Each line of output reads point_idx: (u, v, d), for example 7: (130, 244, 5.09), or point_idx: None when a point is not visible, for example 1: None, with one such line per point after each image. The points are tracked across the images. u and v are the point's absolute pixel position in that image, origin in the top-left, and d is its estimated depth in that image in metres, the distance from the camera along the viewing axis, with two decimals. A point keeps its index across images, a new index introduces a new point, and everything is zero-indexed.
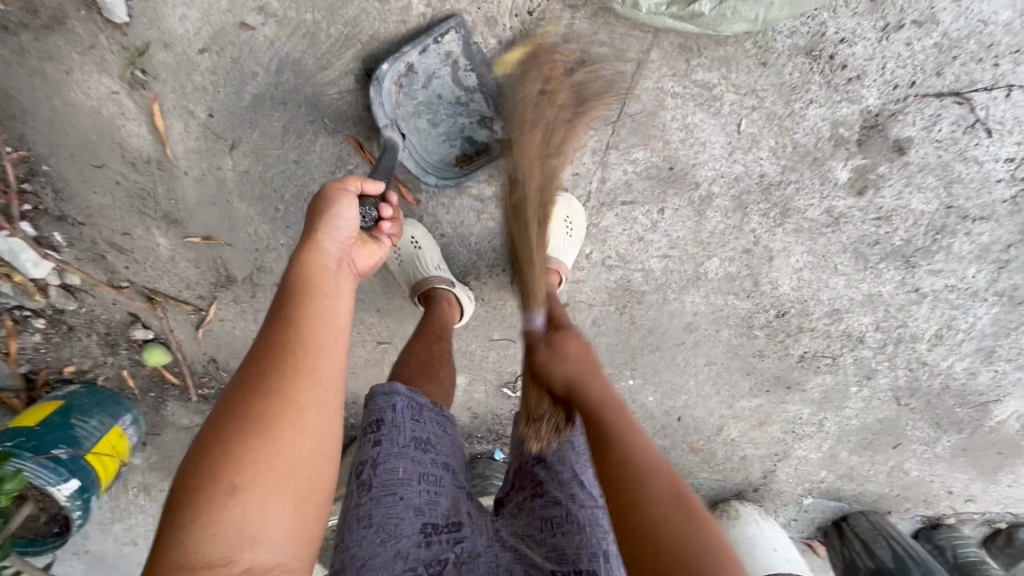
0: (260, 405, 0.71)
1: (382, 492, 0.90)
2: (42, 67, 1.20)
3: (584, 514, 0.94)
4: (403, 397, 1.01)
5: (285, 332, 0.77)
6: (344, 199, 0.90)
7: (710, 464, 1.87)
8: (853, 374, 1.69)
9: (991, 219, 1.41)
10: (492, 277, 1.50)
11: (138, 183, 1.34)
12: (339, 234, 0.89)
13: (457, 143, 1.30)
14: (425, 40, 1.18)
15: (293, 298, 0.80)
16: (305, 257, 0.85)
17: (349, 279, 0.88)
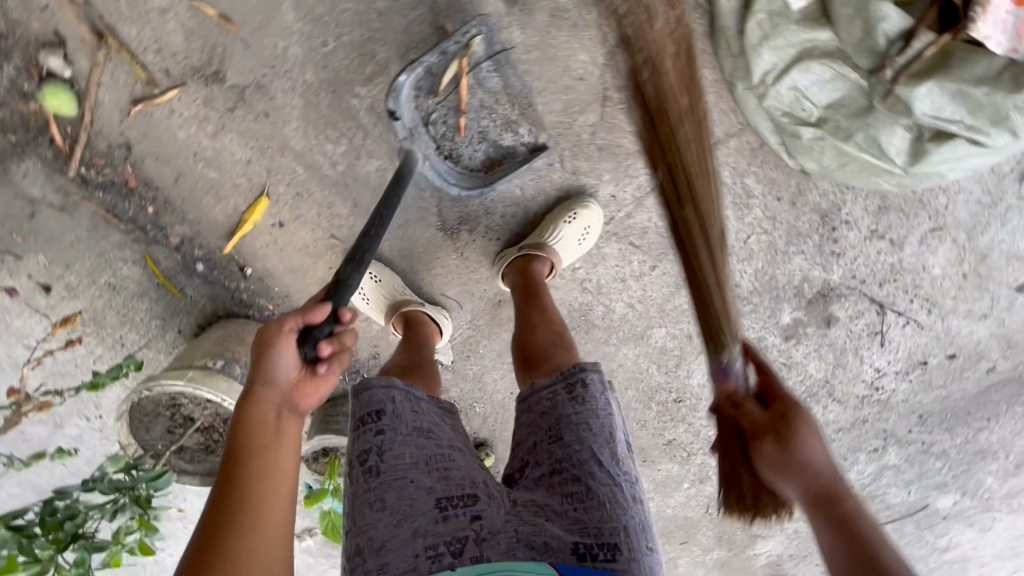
0: (221, 536, 0.81)
1: (390, 477, 0.94)
2: None
3: (603, 492, 0.98)
4: (399, 390, 1.02)
5: (242, 471, 0.86)
6: (285, 341, 0.93)
7: None
8: (693, 474, 1.95)
9: (842, 405, 1.79)
10: (481, 239, 1.45)
11: None
12: (280, 381, 0.94)
13: (480, 148, 1.32)
14: (444, 44, 1.18)
15: (245, 455, 0.88)
16: (249, 420, 0.90)
17: (292, 425, 0.94)
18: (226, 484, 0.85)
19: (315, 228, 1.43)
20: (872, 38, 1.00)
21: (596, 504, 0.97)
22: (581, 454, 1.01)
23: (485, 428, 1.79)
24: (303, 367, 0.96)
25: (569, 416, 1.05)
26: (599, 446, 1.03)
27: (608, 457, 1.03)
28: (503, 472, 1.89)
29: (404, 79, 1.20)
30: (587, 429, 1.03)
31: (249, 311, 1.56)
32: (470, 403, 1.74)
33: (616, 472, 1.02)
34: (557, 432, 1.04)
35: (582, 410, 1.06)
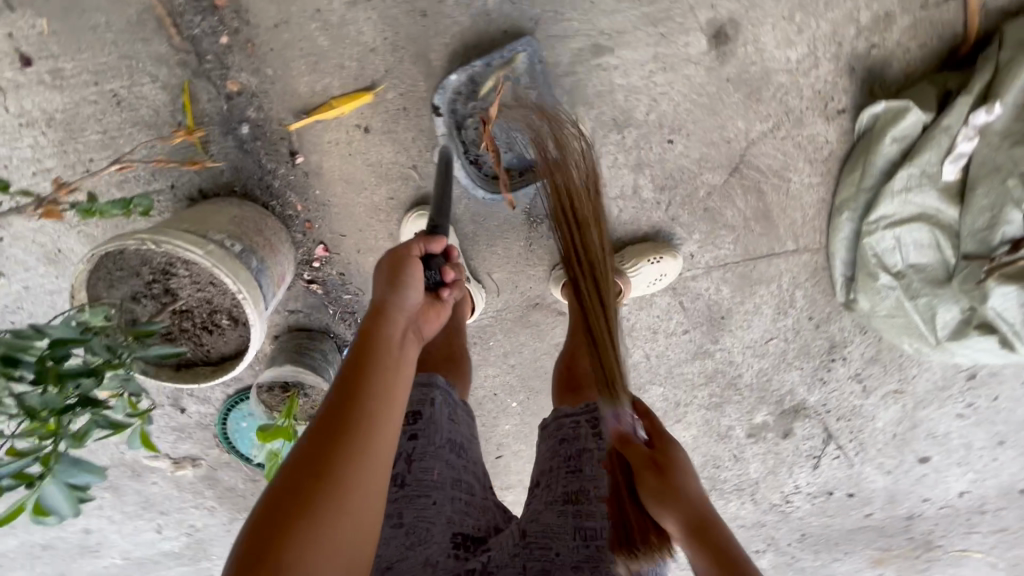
0: (354, 439, 0.75)
1: (413, 493, 0.87)
2: None
3: (615, 532, 0.87)
4: (440, 392, 0.97)
5: (353, 388, 0.79)
6: (413, 263, 0.89)
7: None
8: None
9: (754, 504, 1.99)
10: (554, 240, 1.40)
11: None
12: (408, 304, 0.89)
13: (509, 156, 1.29)
14: (492, 58, 1.16)
15: (370, 377, 0.80)
16: (371, 333, 0.84)
17: (413, 348, 0.88)
18: (336, 397, 0.78)
19: (399, 150, 1.27)
20: (990, 233, 1.10)
21: (605, 545, 0.86)
22: (593, 491, 0.91)
23: None
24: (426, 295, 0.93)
25: (586, 452, 0.96)
26: (616, 484, 0.92)
27: (624, 499, 0.91)
28: None
29: (440, 97, 1.20)
30: (608, 460, 0.93)
31: (271, 201, 1.33)
32: None
33: (629, 514, 0.90)
34: (575, 465, 0.95)
35: (594, 448, 0.96)
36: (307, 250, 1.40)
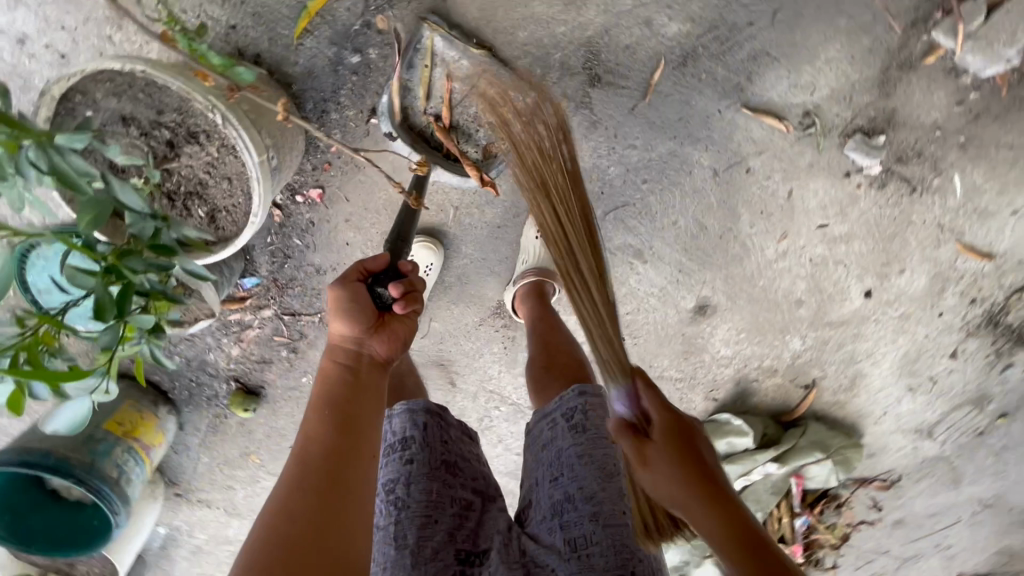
0: (327, 474, 0.82)
1: (415, 515, 0.89)
2: (873, 25, 1.13)
3: (609, 534, 0.85)
4: (418, 409, 0.95)
5: (324, 429, 0.86)
6: (342, 287, 0.98)
7: (222, 464, 1.77)
8: None
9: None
10: (497, 337, 1.53)
11: (729, 39, 1.14)
12: (359, 321, 0.96)
13: (482, 132, 1.21)
14: (404, 58, 1.14)
15: (342, 410, 0.88)
16: (330, 373, 0.94)
17: (380, 379, 0.96)
18: (308, 441, 0.85)
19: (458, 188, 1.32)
20: None
21: (601, 546, 0.85)
22: (581, 496, 0.88)
23: (284, 391, 1.61)
24: (379, 310, 0.99)
25: (567, 450, 0.92)
26: (607, 481, 0.89)
27: (618, 493, 0.89)
28: (236, 420, 1.67)
29: (386, 122, 1.20)
30: (596, 454, 0.91)
31: (314, 122, 1.21)
32: (308, 371, 1.58)
33: (625, 508, 0.88)
34: (559, 470, 0.92)
35: (582, 442, 0.92)
36: (302, 182, 1.30)
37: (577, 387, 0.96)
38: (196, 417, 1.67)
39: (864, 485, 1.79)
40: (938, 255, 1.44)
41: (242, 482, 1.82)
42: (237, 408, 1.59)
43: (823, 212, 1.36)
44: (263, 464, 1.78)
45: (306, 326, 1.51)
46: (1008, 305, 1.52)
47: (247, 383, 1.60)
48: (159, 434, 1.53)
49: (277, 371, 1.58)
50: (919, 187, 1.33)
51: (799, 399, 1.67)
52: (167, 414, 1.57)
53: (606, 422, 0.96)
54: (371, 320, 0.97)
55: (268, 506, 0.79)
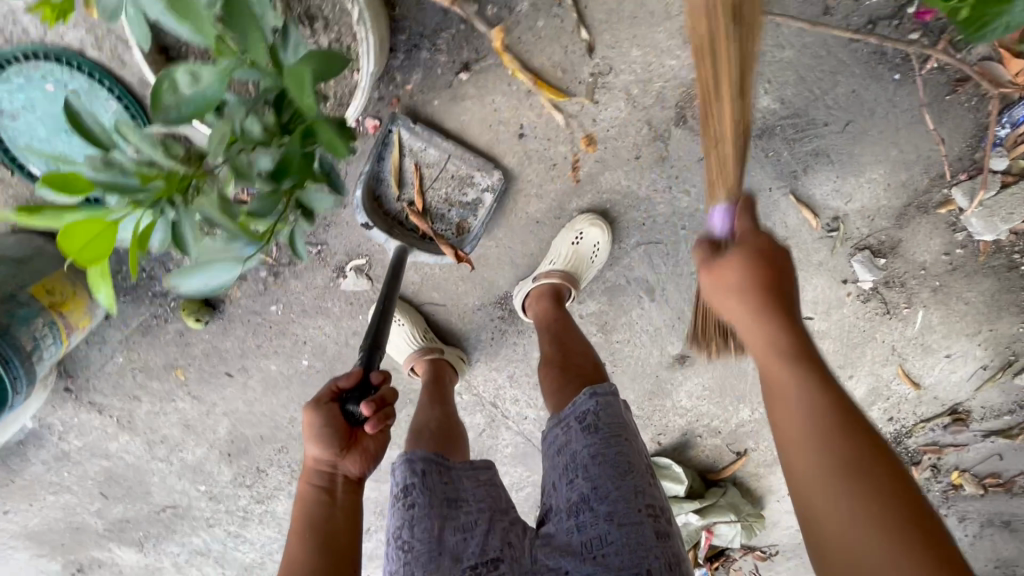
0: None
1: (419, 555, 0.99)
2: (915, 166, 1.28)
3: (624, 531, 0.93)
4: (418, 459, 1.09)
5: (309, 553, 0.90)
6: (315, 410, 0.95)
7: (138, 370, 1.58)
8: (214, 489, 1.85)
9: None
10: (488, 325, 1.51)
11: (803, 132, 1.24)
12: (320, 443, 0.95)
13: (453, 212, 1.32)
14: (374, 150, 1.25)
15: (316, 538, 0.92)
16: (305, 497, 0.96)
17: (348, 496, 0.98)
18: (292, 566, 0.90)
19: (512, 171, 1.29)
20: None
21: (616, 545, 0.92)
22: (596, 496, 0.96)
23: (245, 312, 1.48)
24: (347, 420, 0.95)
25: (580, 453, 1.01)
26: (621, 479, 0.97)
27: (632, 490, 0.97)
28: (175, 326, 1.49)
29: (362, 212, 1.27)
30: (604, 456, 0.99)
31: (401, 53, 1.15)
32: (281, 299, 1.46)
33: (641, 507, 0.96)
34: (574, 471, 1.00)
35: (595, 442, 1.00)
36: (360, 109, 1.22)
37: (589, 390, 1.07)
38: (130, 310, 1.47)
39: (749, 553, 1.97)
40: (880, 373, 1.65)
41: (153, 396, 1.63)
42: (188, 315, 1.42)
43: (812, 306, 1.50)
44: (186, 382, 1.60)
45: (298, 254, 1.40)
46: (911, 428, 1.78)
47: (206, 292, 1.44)
48: (86, 317, 1.31)
49: (246, 290, 1.45)
50: (891, 312, 1.51)
51: (727, 464, 1.79)
52: (101, 298, 1.37)
53: (623, 421, 1.04)
54: (341, 443, 0.95)
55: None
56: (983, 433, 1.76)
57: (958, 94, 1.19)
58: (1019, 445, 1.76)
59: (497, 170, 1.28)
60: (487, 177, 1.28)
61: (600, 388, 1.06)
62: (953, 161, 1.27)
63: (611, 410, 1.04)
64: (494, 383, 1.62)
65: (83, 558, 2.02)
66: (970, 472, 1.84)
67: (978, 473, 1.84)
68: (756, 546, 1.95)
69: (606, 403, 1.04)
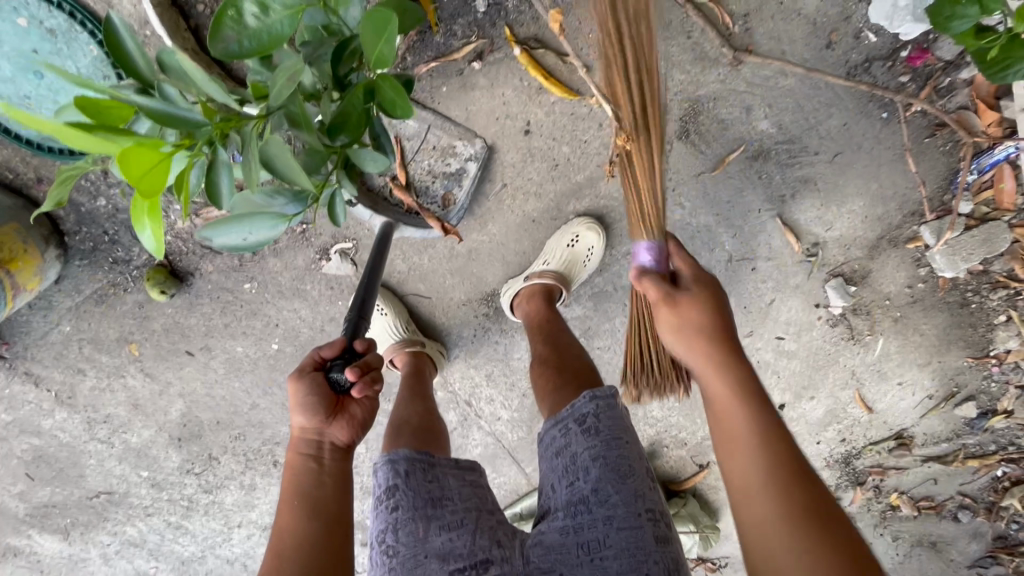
0: (315, 555, 0.88)
1: (404, 559, 0.97)
2: (889, 201, 1.36)
3: (622, 537, 0.93)
4: (397, 457, 1.05)
5: (299, 518, 0.91)
6: (299, 379, 0.94)
7: (86, 341, 1.45)
8: (157, 475, 1.73)
9: None
10: (471, 322, 1.49)
11: (795, 159, 1.30)
12: (304, 416, 0.94)
13: (438, 184, 1.29)
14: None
15: (307, 503, 0.93)
16: (295, 465, 0.96)
17: (335, 460, 0.97)
18: (283, 532, 0.91)
19: (513, 167, 1.28)
20: None
21: (615, 550, 0.92)
22: (595, 498, 0.96)
23: (215, 289, 1.39)
24: (332, 390, 0.94)
25: (581, 455, 1.00)
26: (620, 483, 0.97)
27: (635, 496, 0.96)
28: (134, 296, 1.39)
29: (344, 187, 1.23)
30: (604, 461, 0.98)
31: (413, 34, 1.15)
32: (256, 277, 1.38)
33: (643, 511, 0.95)
34: (575, 474, 1.00)
35: (595, 444, 1.00)
36: None
37: (589, 392, 1.05)
38: (85, 275, 1.35)
39: (700, 564, 2.01)
40: (840, 395, 1.72)
41: (100, 371, 1.50)
42: (152, 286, 1.31)
43: (785, 326, 1.56)
44: (140, 358, 1.49)
45: (280, 231, 1.33)
46: (861, 449, 1.87)
47: (175, 263, 1.35)
48: (36, 278, 1.20)
49: (219, 265, 1.36)
50: (855, 337, 1.59)
51: (690, 475, 1.82)
52: (54, 260, 1.25)
53: (624, 422, 1.03)
54: (329, 408, 0.95)
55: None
56: (923, 458, 1.88)
57: (935, 138, 1.28)
58: (953, 471, 1.89)
59: (479, 139, 1.25)
60: (469, 146, 1.25)
61: (601, 391, 1.05)
62: (923, 200, 1.36)
63: (611, 413, 1.03)
64: (471, 381, 1.59)
65: None
66: (907, 495, 1.96)
67: (914, 496, 1.96)
68: (709, 557, 2.00)
69: (607, 405, 1.03)
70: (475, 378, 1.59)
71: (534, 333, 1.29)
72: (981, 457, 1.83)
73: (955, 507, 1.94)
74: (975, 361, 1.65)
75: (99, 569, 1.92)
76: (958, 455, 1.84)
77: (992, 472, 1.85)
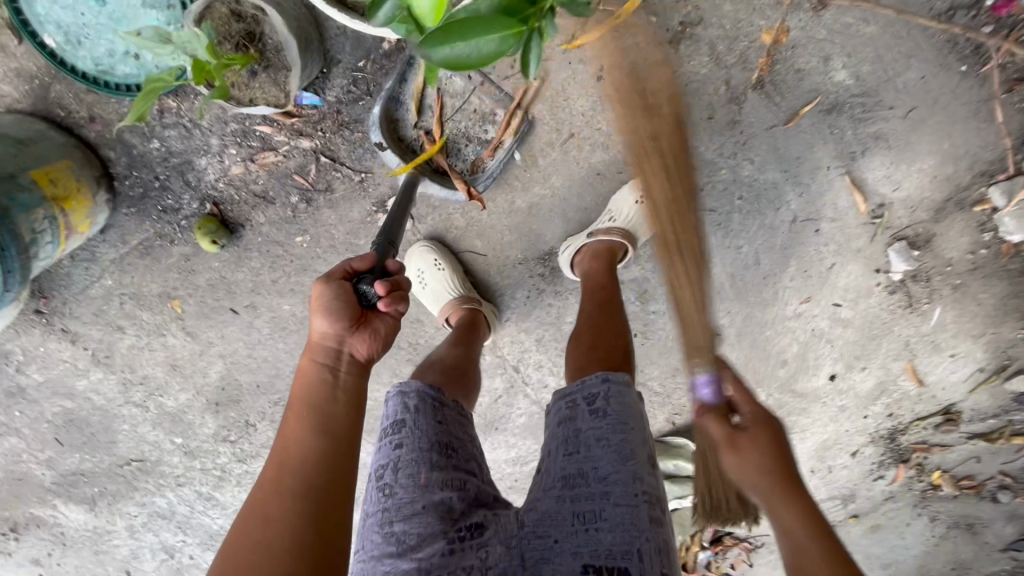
0: (313, 473, 0.77)
1: (402, 503, 0.88)
2: (961, 160, 1.33)
3: (618, 512, 0.82)
4: (410, 395, 0.97)
5: (304, 429, 0.80)
6: (324, 284, 0.86)
7: (128, 296, 1.40)
8: (191, 443, 1.67)
9: None
10: (524, 283, 1.45)
11: (869, 113, 1.27)
12: (324, 321, 0.85)
13: (470, 148, 1.27)
14: (397, 70, 1.21)
15: (314, 414, 0.81)
16: (307, 373, 0.85)
17: (352, 375, 0.86)
18: (289, 442, 0.80)
19: (581, 117, 1.26)
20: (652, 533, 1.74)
21: (609, 522, 0.82)
22: (593, 473, 0.85)
23: (265, 242, 1.34)
24: (355, 304, 0.86)
25: (584, 432, 0.89)
26: (620, 463, 0.85)
27: (632, 476, 0.85)
28: (183, 248, 1.34)
29: (376, 131, 1.23)
30: (601, 441, 0.87)
31: None
32: (309, 230, 1.33)
33: (636, 491, 0.84)
34: (574, 447, 0.89)
35: (601, 426, 0.88)
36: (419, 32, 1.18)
37: (601, 374, 0.95)
38: (132, 224, 1.30)
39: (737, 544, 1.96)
40: (891, 366, 1.67)
41: (140, 329, 1.45)
42: (204, 235, 1.27)
43: (844, 292, 1.52)
44: (182, 316, 1.44)
45: (337, 180, 1.29)
46: (907, 424, 1.78)
47: (226, 213, 1.30)
48: (88, 223, 1.17)
49: (271, 216, 1.31)
50: (912, 307, 1.55)
51: None
52: (104, 204, 1.21)
53: (634, 409, 0.91)
54: (354, 316, 0.85)
55: (240, 517, 0.75)
56: (968, 435, 1.79)
57: (1014, 94, 1.25)
58: (997, 449, 1.81)
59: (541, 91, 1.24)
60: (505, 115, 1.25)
61: (614, 374, 0.94)
62: (995, 160, 1.32)
63: (625, 396, 0.92)
64: (520, 347, 1.55)
65: (22, 514, 1.79)
66: (949, 473, 1.87)
67: (957, 475, 1.87)
68: (749, 538, 1.95)
69: (619, 392, 0.92)
70: (524, 344, 1.54)
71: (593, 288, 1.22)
72: None
73: (996, 488, 1.87)
74: None
75: (123, 544, 1.85)
76: (1004, 433, 1.77)
77: None
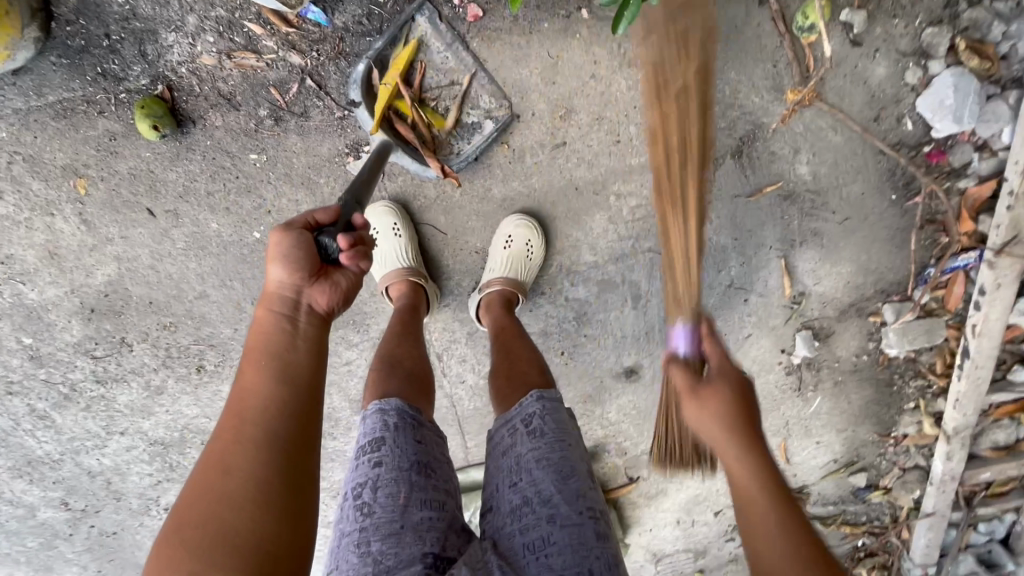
0: (274, 425, 0.71)
1: (380, 523, 0.77)
2: (872, 273, 1.52)
3: (566, 534, 0.78)
4: (392, 416, 0.89)
5: (263, 380, 0.74)
6: (285, 230, 0.82)
7: (24, 157, 1.20)
8: (42, 347, 1.41)
9: (125, 506, 1.64)
10: (474, 272, 1.43)
11: (814, 211, 1.43)
12: (286, 272, 0.80)
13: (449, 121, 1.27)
14: (386, 33, 1.17)
15: (272, 363, 0.75)
16: (266, 324, 0.79)
17: (313, 326, 0.81)
18: (246, 396, 0.73)
19: (578, 129, 1.29)
20: None
21: (559, 547, 0.77)
22: (539, 499, 0.81)
23: (213, 147, 1.21)
24: (316, 252, 0.82)
25: (526, 457, 0.86)
26: (563, 483, 0.82)
27: (573, 493, 0.82)
28: (112, 123, 1.18)
29: (354, 88, 1.19)
30: (541, 468, 0.83)
31: None
32: (267, 150, 1.22)
33: (579, 508, 0.80)
34: (519, 474, 0.85)
35: (540, 445, 0.86)
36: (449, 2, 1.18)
37: (536, 392, 0.94)
38: (62, 80, 1.14)
39: None
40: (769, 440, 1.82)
41: (25, 199, 1.24)
42: (144, 117, 1.13)
43: (751, 362, 1.66)
44: (83, 200, 1.24)
45: (316, 109, 1.21)
46: None
47: (178, 102, 1.17)
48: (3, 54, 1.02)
49: (230, 122, 1.20)
50: (799, 391, 1.72)
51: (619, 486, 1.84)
52: (32, 43, 1.06)
53: (569, 428, 0.90)
54: (315, 264, 0.82)
55: (190, 482, 0.67)
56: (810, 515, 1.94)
57: (924, 231, 1.46)
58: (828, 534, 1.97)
59: (549, 92, 1.26)
60: (493, 106, 1.26)
61: (547, 392, 0.94)
62: (897, 282, 1.53)
63: (558, 416, 0.91)
64: (450, 335, 1.51)
65: None
66: None
67: None
68: None
69: (553, 408, 0.92)
70: (454, 333, 1.51)
71: (496, 330, 1.23)
72: (852, 525, 1.92)
73: None
74: (878, 437, 1.77)
75: None
76: (836, 519, 1.93)
77: (854, 540, 1.95)
